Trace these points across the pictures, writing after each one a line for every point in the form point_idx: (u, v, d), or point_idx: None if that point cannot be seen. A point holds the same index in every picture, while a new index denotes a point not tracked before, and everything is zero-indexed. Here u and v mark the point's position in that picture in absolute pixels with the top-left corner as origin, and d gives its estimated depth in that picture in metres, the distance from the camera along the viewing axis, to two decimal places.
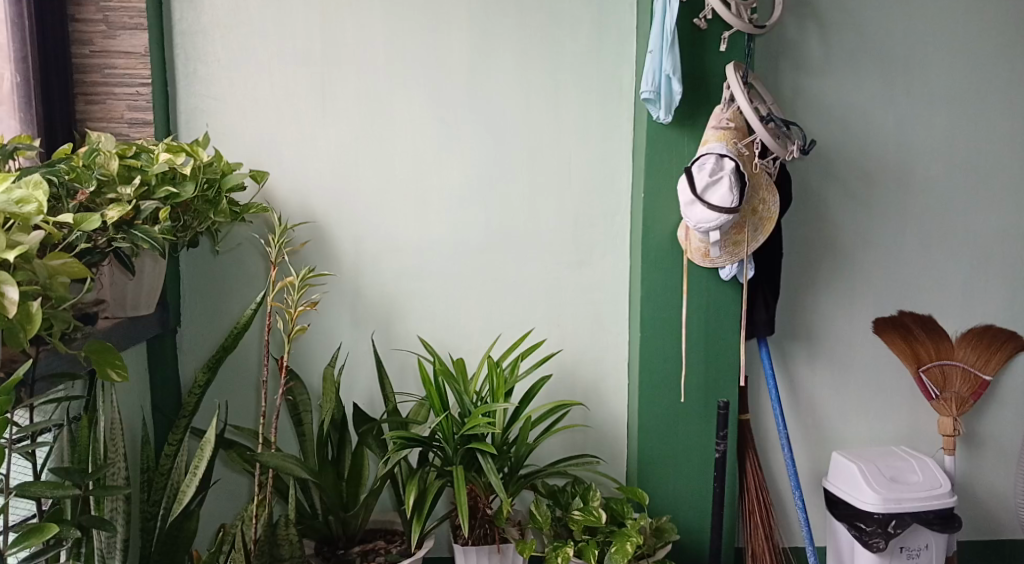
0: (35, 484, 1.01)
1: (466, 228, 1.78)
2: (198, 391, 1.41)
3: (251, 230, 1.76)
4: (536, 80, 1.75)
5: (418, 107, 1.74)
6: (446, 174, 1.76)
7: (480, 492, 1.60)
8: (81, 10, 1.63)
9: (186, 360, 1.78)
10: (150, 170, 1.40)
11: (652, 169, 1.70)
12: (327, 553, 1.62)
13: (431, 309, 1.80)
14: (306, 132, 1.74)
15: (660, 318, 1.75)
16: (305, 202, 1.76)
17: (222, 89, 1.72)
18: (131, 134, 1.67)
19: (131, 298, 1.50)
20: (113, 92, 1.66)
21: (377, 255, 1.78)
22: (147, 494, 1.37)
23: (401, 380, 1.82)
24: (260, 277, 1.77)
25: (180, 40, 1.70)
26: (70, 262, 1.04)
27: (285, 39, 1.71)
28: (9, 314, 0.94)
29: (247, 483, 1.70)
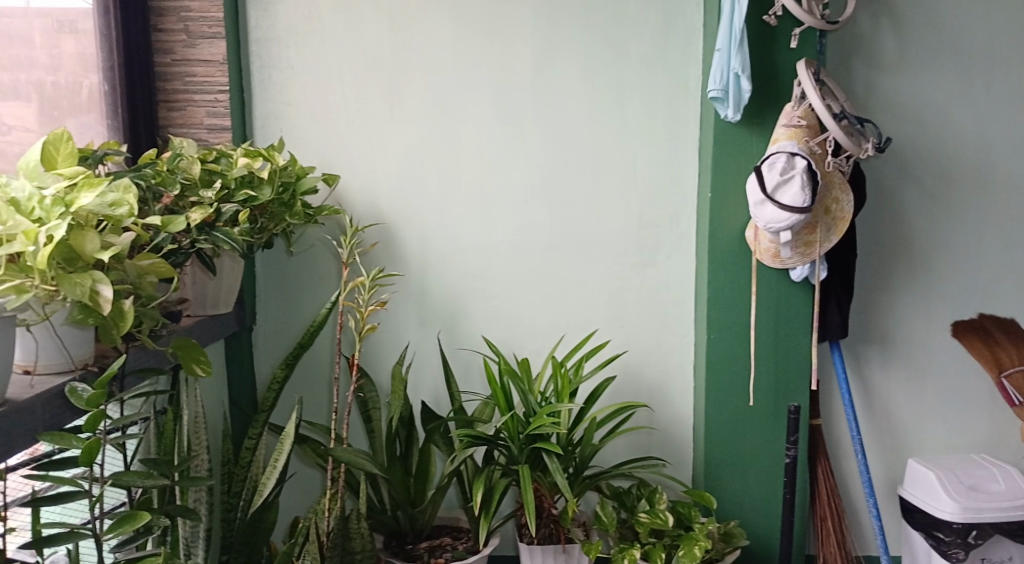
0: (127, 474, 1.05)
1: (530, 229, 1.79)
2: (276, 387, 1.46)
3: (323, 231, 1.80)
4: (601, 80, 1.74)
5: (483, 108, 1.76)
6: (510, 176, 1.78)
7: (546, 492, 1.60)
8: (162, 20, 1.71)
9: (262, 356, 1.84)
10: (229, 174, 1.46)
11: (719, 169, 1.68)
12: (395, 548, 1.66)
13: (496, 310, 1.82)
14: (375, 136, 1.78)
15: (728, 319, 1.72)
16: (373, 204, 1.80)
17: (296, 96, 1.78)
18: (210, 139, 1.74)
19: (212, 298, 1.57)
20: (193, 98, 1.73)
21: (443, 256, 1.81)
22: (228, 487, 1.42)
23: (466, 379, 1.84)
24: (333, 277, 1.82)
25: (256, 48, 1.76)
26: (158, 263, 1.09)
27: (354, 45, 1.76)
28: (104, 312, 0.99)
29: (319, 478, 1.75)
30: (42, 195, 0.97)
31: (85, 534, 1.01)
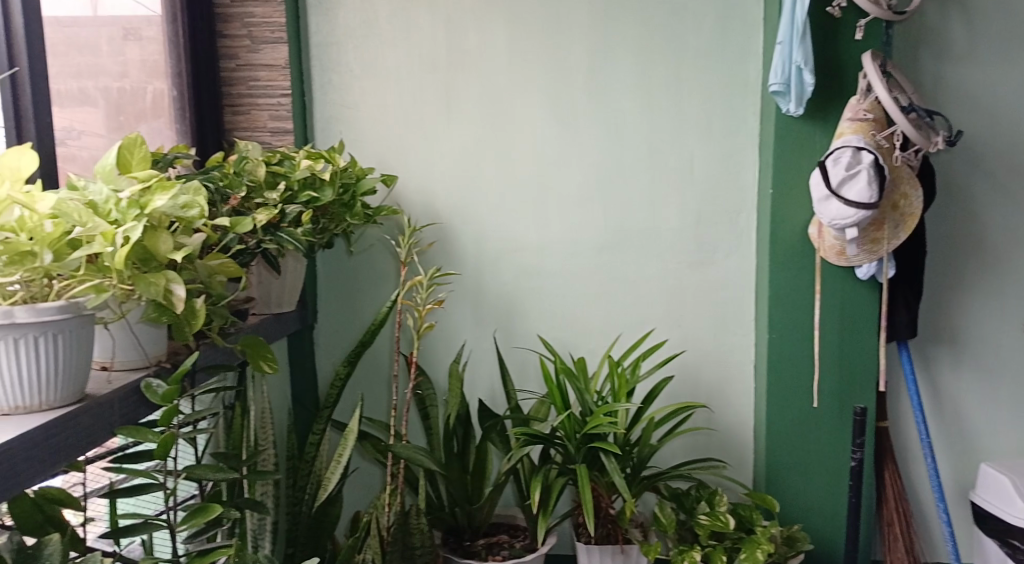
0: (199, 467, 1.08)
1: (586, 227, 1.78)
2: (338, 384, 1.49)
3: (382, 231, 1.83)
4: (657, 77, 1.73)
5: (538, 107, 1.76)
6: (565, 174, 1.77)
7: (603, 492, 1.59)
8: (227, 26, 1.76)
9: (323, 354, 1.88)
10: (293, 176, 1.50)
11: (780, 165, 1.65)
12: (453, 544, 1.67)
13: (551, 309, 1.82)
14: (431, 137, 1.80)
15: (791, 318, 1.69)
16: (430, 204, 1.81)
17: (354, 98, 1.81)
18: (273, 142, 1.79)
19: (276, 297, 1.61)
20: (257, 102, 1.78)
21: (499, 255, 1.81)
22: (293, 481, 1.45)
23: (522, 378, 1.85)
24: (391, 276, 1.85)
25: (316, 52, 1.80)
26: (227, 262, 1.13)
27: (411, 46, 1.78)
28: (176, 311, 1.02)
29: (379, 473, 1.77)
30: (118, 197, 0.99)
31: (160, 525, 1.05)
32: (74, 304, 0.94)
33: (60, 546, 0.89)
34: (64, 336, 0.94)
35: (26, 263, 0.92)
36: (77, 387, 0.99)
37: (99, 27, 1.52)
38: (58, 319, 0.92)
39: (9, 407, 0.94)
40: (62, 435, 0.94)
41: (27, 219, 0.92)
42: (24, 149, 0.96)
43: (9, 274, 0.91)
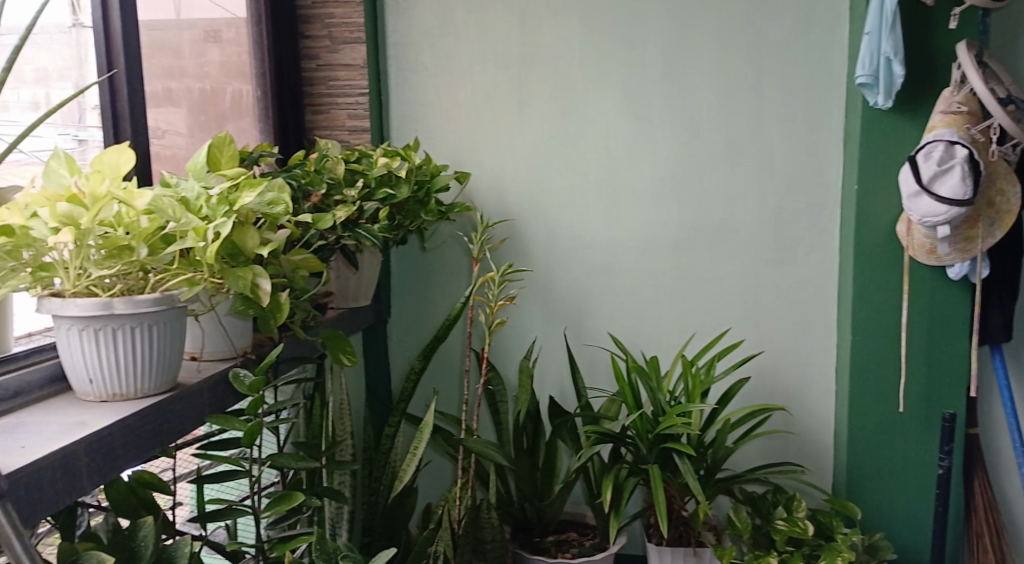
0: (283, 455, 1.11)
1: (660, 224, 1.76)
2: (413, 378, 1.52)
3: (455, 228, 1.85)
4: (736, 70, 1.69)
5: (612, 103, 1.74)
6: (639, 170, 1.75)
7: (676, 493, 1.57)
8: (309, 27, 1.81)
9: (396, 348, 1.91)
10: (370, 174, 1.53)
11: (866, 160, 1.59)
12: (523, 539, 1.67)
13: (623, 307, 1.80)
14: (504, 134, 1.80)
15: (875, 319, 1.63)
16: (502, 201, 1.82)
17: (429, 96, 1.83)
18: (351, 140, 1.83)
19: (353, 291, 1.64)
20: (337, 101, 1.83)
21: (570, 252, 1.81)
22: (370, 472, 1.48)
23: (593, 375, 1.84)
24: (464, 272, 1.86)
25: (393, 51, 1.83)
26: (308, 258, 1.18)
27: (485, 43, 1.78)
28: (263, 304, 1.06)
29: (451, 467, 1.79)
30: (208, 194, 1.03)
31: (246, 511, 1.08)
32: (168, 297, 0.98)
33: (153, 529, 0.92)
34: (158, 327, 0.98)
35: (124, 257, 0.96)
36: (169, 376, 1.03)
37: (181, 30, 1.54)
38: (153, 311, 0.97)
39: (108, 395, 0.99)
40: (157, 422, 0.98)
41: (124, 214, 0.96)
42: (123, 148, 1.00)
43: (108, 266, 0.95)
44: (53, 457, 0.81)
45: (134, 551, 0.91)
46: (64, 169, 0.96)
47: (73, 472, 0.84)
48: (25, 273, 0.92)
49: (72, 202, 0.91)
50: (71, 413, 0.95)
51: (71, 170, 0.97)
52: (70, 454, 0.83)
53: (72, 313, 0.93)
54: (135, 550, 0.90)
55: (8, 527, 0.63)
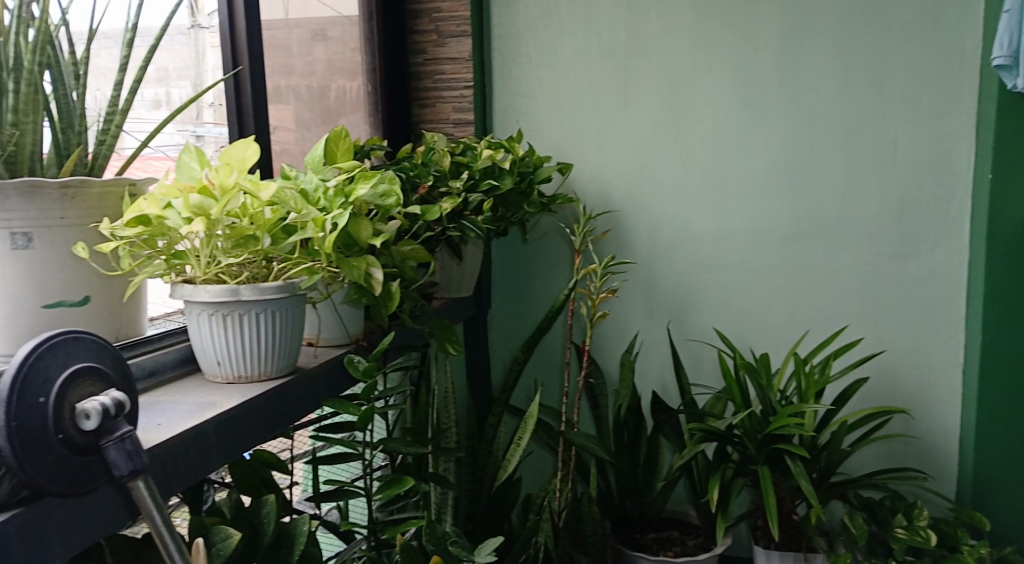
0: (395, 440, 1.15)
1: (771, 216, 1.69)
2: (517, 369, 1.53)
3: (557, 219, 1.83)
4: (857, 54, 1.60)
5: (721, 91, 1.69)
6: (749, 160, 1.69)
7: (786, 496, 1.51)
8: (418, 22, 1.85)
9: (497, 340, 1.93)
10: (475, 165, 1.54)
11: (1002, 148, 1.47)
12: (624, 535, 1.65)
13: (729, 301, 1.75)
14: (608, 124, 1.78)
15: (1009, 319, 1.52)
16: (605, 192, 1.80)
17: (533, 87, 1.83)
18: (455, 133, 1.87)
19: (456, 282, 1.67)
20: (442, 95, 1.87)
21: (675, 244, 1.77)
22: (473, 462, 1.50)
23: (697, 372, 1.79)
24: (565, 264, 1.85)
25: (498, 43, 1.84)
26: (417, 248, 1.21)
27: (591, 33, 1.76)
28: (376, 292, 1.10)
29: (551, 459, 1.79)
30: (326, 186, 1.07)
31: (359, 493, 1.13)
32: (290, 284, 1.03)
33: (274, 507, 0.95)
34: (280, 315, 1.02)
35: (249, 246, 1.00)
36: (289, 360, 1.07)
37: (292, 29, 1.59)
38: (277, 298, 1.01)
39: (234, 376, 1.04)
40: (277, 404, 1.03)
41: (249, 205, 1.00)
42: (249, 141, 1.04)
43: (236, 255, 1.00)
44: (186, 434, 0.85)
45: (258, 528, 0.94)
46: (195, 162, 1.01)
47: (204, 449, 0.89)
48: (161, 262, 0.99)
49: (204, 194, 0.95)
50: (201, 393, 1.01)
51: (201, 163, 1.02)
52: (201, 431, 0.88)
53: (203, 298, 0.98)
54: (259, 526, 0.94)
55: (150, 499, 0.67)
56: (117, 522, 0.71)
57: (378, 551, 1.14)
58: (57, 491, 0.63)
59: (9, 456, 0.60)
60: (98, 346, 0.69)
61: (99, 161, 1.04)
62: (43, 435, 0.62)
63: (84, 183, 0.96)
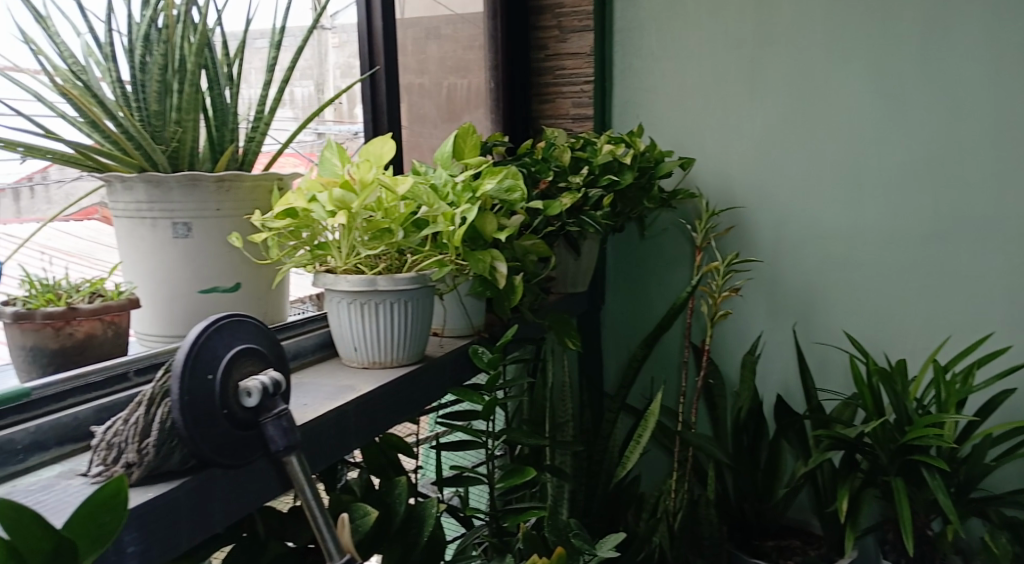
0: (517, 431, 1.20)
1: (909, 213, 1.60)
2: (635, 366, 1.52)
3: (677, 215, 1.80)
4: (1012, 39, 1.48)
5: (856, 81, 1.61)
6: (885, 154, 1.60)
7: (921, 511, 1.43)
8: (541, 18, 1.88)
9: (611, 336, 1.93)
10: (595, 160, 1.52)
11: None
12: (741, 540, 1.61)
13: (860, 303, 1.67)
14: (732, 117, 1.74)
15: None
16: (729, 188, 1.76)
17: (655, 81, 1.81)
18: (574, 129, 1.88)
19: (573, 277, 1.67)
20: (562, 91, 1.88)
21: (802, 242, 1.71)
22: (591, 458, 1.51)
23: (823, 376, 1.73)
24: (686, 262, 1.81)
25: (620, 37, 1.83)
26: (538, 243, 1.23)
27: (717, 24, 1.72)
28: (500, 285, 1.12)
29: (665, 460, 1.78)
30: (454, 181, 1.10)
31: (481, 480, 1.15)
32: (422, 276, 1.06)
33: (406, 488, 0.99)
34: (412, 304, 1.06)
35: (385, 239, 1.05)
36: (419, 349, 1.11)
37: (406, 29, 1.64)
38: (410, 288, 1.05)
39: (369, 361, 1.09)
40: (408, 391, 1.07)
41: (385, 200, 1.04)
42: (386, 138, 1.09)
43: (374, 248, 1.05)
44: (331, 414, 0.90)
45: (391, 507, 0.98)
46: (337, 159, 1.07)
47: (345, 428, 0.93)
48: (305, 252, 1.06)
49: (346, 189, 1.00)
50: (340, 377, 1.07)
51: (342, 159, 1.07)
52: (343, 413, 0.93)
53: (343, 286, 1.04)
54: (392, 505, 0.98)
55: (301, 473, 0.72)
56: (271, 492, 0.76)
57: (500, 537, 1.17)
58: (221, 462, 0.68)
59: (182, 425, 0.65)
60: (257, 328, 0.75)
61: (249, 157, 1.12)
62: (210, 408, 0.67)
63: (237, 177, 1.03)
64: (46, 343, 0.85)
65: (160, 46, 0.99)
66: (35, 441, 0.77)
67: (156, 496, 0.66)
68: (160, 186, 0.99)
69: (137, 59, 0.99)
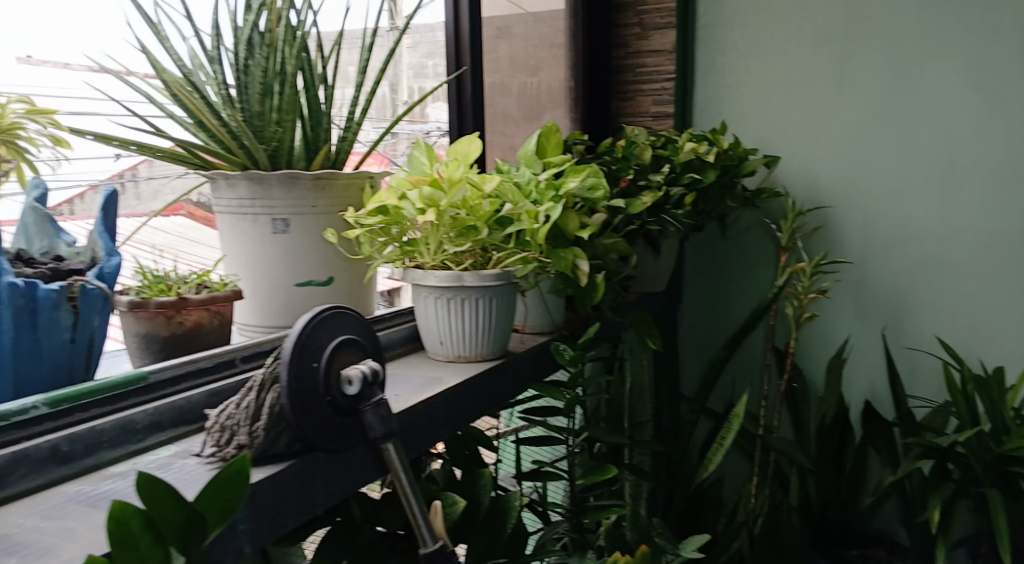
0: (598, 429, 1.21)
1: (1009, 214, 1.53)
2: (717, 367, 1.51)
3: (761, 215, 1.77)
4: None
5: (953, 76, 1.54)
6: (984, 152, 1.53)
7: (1019, 525, 1.37)
8: (622, 16, 1.87)
9: (689, 335, 1.91)
10: (676, 158, 1.51)
11: None
12: (824, 547, 1.57)
13: (954, 307, 1.61)
14: (820, 115, 1.70)
15: None
16: (816, 188, 1.72)
17: (739, 78, 1.78)
18: (654, 126, 1.87)
19: (652, 275, 1.66)
20: (642, 88, 1.87)
21: (892, 243, 1.65)
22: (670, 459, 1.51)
23: (914, 382, 1.67)
24: (770, 263, 1.78)
25: (703, 33, 1.81)
26: (618, 241, 1.23)
27: (804, 20, 1.69)
28: (582, 282, 1.13)
29: (745, 463, 1.75)
30: (538, 179, 1.12)
31: (562, 476, 1.17)
32: (506, 273, 1.08)
33: (490, 479, 1.03)
34: (498, 300, 1.09)
35: (470, 236, 1.07)
36: (502, 344, 1.13)
37: (489, 29, 1.66)
38: (496, 285, 1.07)
39: (454, 355, 1.12)
40: (491, 385, 1.09)
41: (470, 198, 1.06)
42: (473, 137, 1.11)
43: (459, 245, 1.07)
44: (421, 405, 0.93)
45: (475, 498, 1.02)
46: (425, 157, 1.10)
47: (435, 419, 0.96)
48: (395, 249, 1.09)
49: (435, 186, 1.03)
50: (427, 369, 1.09)
51: (430, 158, 1.10)
52: (433, 404, 0.95)
53: (431, 282, 1.07)
54: (476, 496, 1.01)
55: (398, 460, 0.74)
56: (368, 477, 0.80)
57: (580, 533, 1.18)
58: (324, 447, 0.72)
59: (290, 411, 0.68)
60: (356, 320, 0.77)
61: (341, 156, 1.16)
62: (314, 394, 0.71)
63: (333, 175, 1.08)
64: (158, 330, 0.90)
65: (263, 49, 1.03)
66: (154, 422, 0.82)
67: (267, 476, 0.69)
68: (262, 184, 1.04)
69: (241, 62, 1.03)
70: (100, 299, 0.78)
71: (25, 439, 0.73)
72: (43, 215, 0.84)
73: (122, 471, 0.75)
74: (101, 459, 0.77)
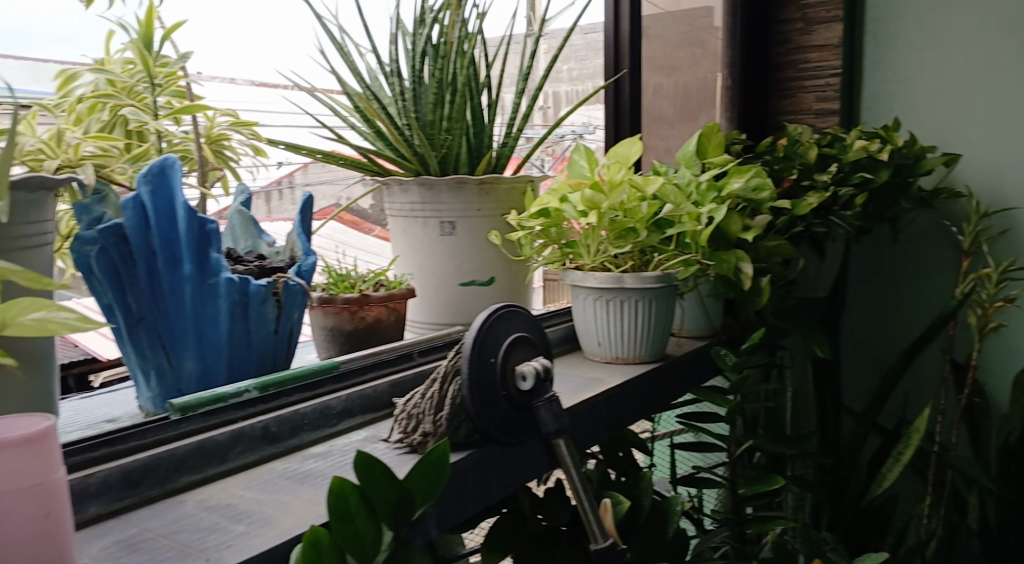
0: (761, 438, 1.17)
1: None
2: (889, 378, 1.42)
3: (938, 216, 1.65)
4: None
5: None
6: None
7: None
8: (784, 12, 1.81)
9: (854, 342, 1.81)
10: (845, 157, 1.44)
11: None
12: None
13: None
14: (1007, 109, 1.56)
15: None
16: (1001, 188, 1.59)
17: (912, 71, 1.67)
18: (817, 124, 1.78)
19: (814, 280, 1.58)
20: (805, 85, 1.79)
21: None
22: (834, 475, 1.45)
23: None
24: (947, 268, 1.66)
25: (871, 27, 1.72)
26: (783, 244, 1.20)
27: (989, 6, 1.55)
28: (745, 286, 1.10)
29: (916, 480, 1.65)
30: (698, 180, 1.10)
31: (721, 484, 1.14)
32: (667, 275, 1.07)
33: (652, 482, 1.03)
34: (658, 302, 1.08)
35: (629, 238, 1.07)
36: (660, 347, 1.13)
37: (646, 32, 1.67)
38: (656, 287, 1.07)
39: (612, 357, 1.12)
40: (651, 387, 1.09)
41: (628, 201, 1.06)
42: (634, 140, 1.11)
43: (619, 246, 1.08)
44: (584, 405, 0.95)
45: (637, 501, 1.02)
46: (585, 161, 1.12)
47: (597, 419, 0.97)
48: (556, 251, 1.12)
49: (595, 189, 1.04)
50: (587, 370, 1.11)
51: (589, 162, 1.11)
52: (595, 404, 0.96)
53: (591, 283, 1.08)
54: (638, 498, 1.02)
55: (568, 457, 0.75)
56: (536, 470, 0.82)
57: (742, 543, 1.15)
58: (498, 439, 0.75)
59: (471, 403, 0.72)
60: (528, 318, 0.80)
61: (502, 160, 1.18)
62: (491, 388, 0.74)
63: (497, 180, 1.11)
64: (343, 324, 0.96)
65: (438, 60, 1.08)
66: (345, 408, 0.89)
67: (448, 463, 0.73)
68: (432, 189, 1.09)
69: (415, 74, 1.09)
70: (300, 294, 0.86)
71: (241, 419, 0.81)
72: (247, 218, 0.94)
73: (321, 453, 0.82)
74: (303, 440, 0.84)
